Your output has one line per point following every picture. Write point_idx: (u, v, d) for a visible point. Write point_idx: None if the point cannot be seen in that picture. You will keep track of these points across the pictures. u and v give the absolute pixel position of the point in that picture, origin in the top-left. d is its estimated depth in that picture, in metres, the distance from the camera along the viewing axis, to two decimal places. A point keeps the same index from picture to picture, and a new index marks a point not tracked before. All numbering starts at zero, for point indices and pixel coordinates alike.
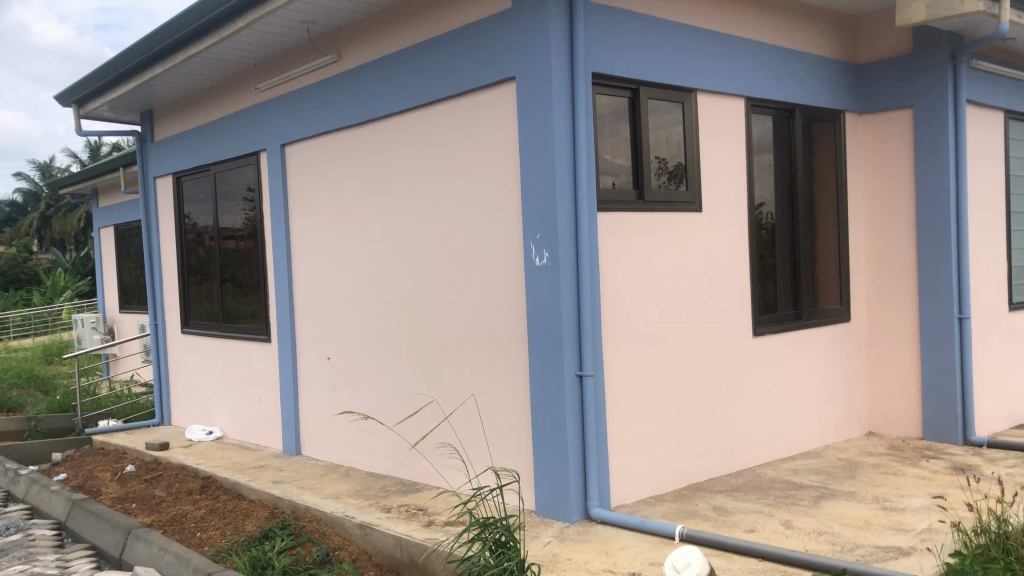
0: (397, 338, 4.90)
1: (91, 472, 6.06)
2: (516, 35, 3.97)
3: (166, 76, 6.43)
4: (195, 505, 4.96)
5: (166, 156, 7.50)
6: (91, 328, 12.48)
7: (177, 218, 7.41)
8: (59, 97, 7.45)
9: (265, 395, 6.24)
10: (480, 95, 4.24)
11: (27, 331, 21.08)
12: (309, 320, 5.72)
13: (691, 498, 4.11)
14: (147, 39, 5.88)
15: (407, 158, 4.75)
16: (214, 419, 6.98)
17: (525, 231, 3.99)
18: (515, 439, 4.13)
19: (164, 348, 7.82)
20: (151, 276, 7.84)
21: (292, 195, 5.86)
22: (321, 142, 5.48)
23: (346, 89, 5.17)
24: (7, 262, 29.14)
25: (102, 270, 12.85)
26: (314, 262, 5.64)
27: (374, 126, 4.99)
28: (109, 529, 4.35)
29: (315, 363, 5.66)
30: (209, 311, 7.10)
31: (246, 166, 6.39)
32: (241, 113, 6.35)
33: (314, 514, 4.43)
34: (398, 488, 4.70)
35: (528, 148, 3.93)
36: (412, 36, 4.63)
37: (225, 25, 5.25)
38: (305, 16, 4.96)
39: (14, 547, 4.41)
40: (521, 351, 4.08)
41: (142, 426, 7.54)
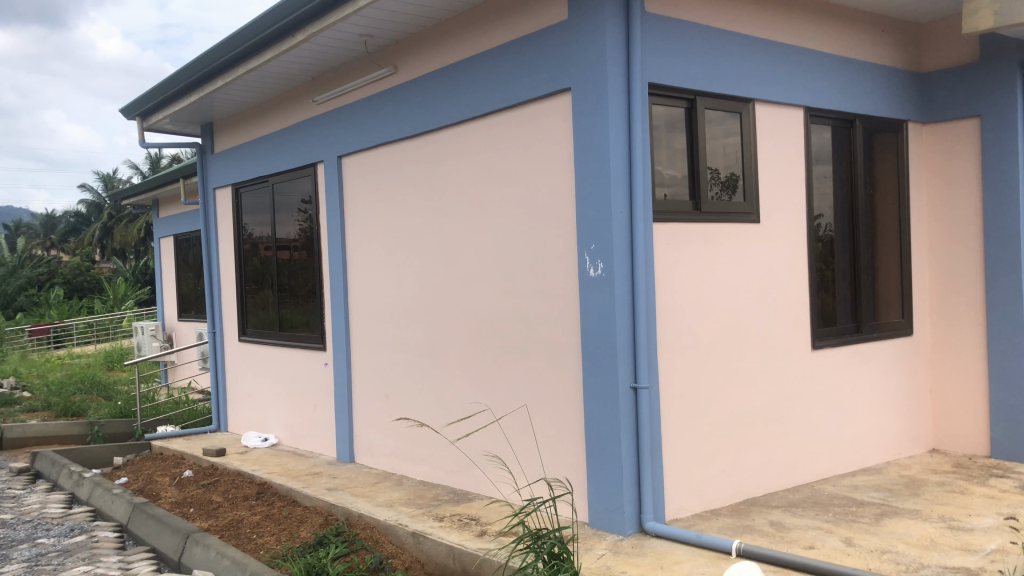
0: (451, 349, 4.92)
1: (151, 477, 6.19)
2: (573, 46, 3.97)
3: (226, 89, 6.58)
4: (251, 510, 5.03)
5: (226, 167, 7.67)
6: (151, 336, 12.81)
7: (235, 228, 7.57)
8: (124, 110, 7.68)
9: (320, 403, 6.32)
10: (535, 106, 4.25)
11: (89, 338, 21.73)
12: (364, 329, 5.77)
13: (747, 513, 4.04)
14: (209, 53, 6.03)
15: (462, 169, 4.78)
16: (269, 425, 7.09)
17: (579, 241, 3.99)
18: (568, 451, 4.11)
19: (222, 356, 7.98)
20: (210, 285, 8.01)
21: (348, 206, 5.94)
22: (377, 154, 5.55)
23: (402, 101, 5.22)
24: (71, 271, 30.07)
25: (162, 279, 13.18)
26: (369, 272, 5.70)
27: (430, 137, 5.03)
28: (169, 532, 4.44)
29: (369, 372, 5.71)
30: (265, 319, 7.22)
31: (303, 177, 6.50)
32: (299, 126, 6.46)
33: (368, 521, 4.46)
34: (451, 497, 4.71)
35: (584, 159, 3.93)
36: (468, 48, 4.67)
37: (284, 39, 5.35)
38: (364, 29, 5.04)
39: (79, 548, 4.53)
40: (575, 363, 4.06)
41: (199, 432, 7.69)
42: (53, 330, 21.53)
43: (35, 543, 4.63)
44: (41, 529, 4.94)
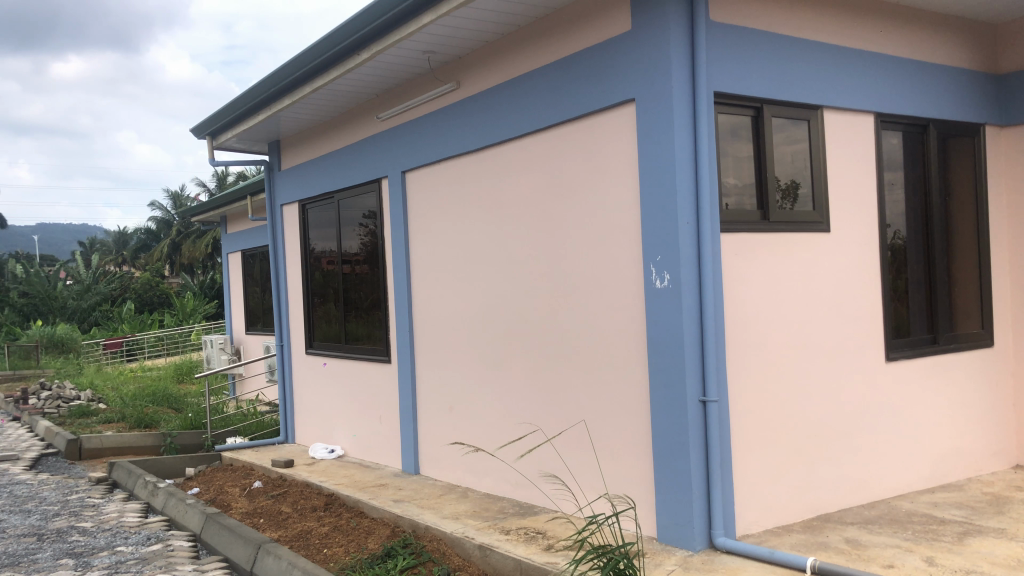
0: (514, 362, 4.94)
1: (222, 487, 6.33)
2: (637, 57, 3.95)
3: (293, 108, 6.73)
4: (320, 522, 5.10)
5: (292, 184, 7.82)
6: (220, 348, 13.14)
7: (302, 244, 7.72)
8: (195, 130, 7.91)
9: (386, 415, 6.38)
10: (599, 118, 4.24)
11: (160, 351, 22.40)
12: (428, 342, 5.82)
13: (821, 530, 3.94)
14: (276, 74, 6.18)
15: (525, 183, 4.80)
16: (336, 437, 7.18)
17: (644, 252, 3.96)
18: (634, 464, 4.07)
19: (289, 368, 8.13)
20: (278, 299, 8.17)
21: (411, 220, 6.00)
22: (441, 168, 5.61)
23: (465, 116, 5.27)
24: (142, 286, 31.08)
25: (230, 293, 13.51)
26: (434, 285, 5.75)
27: (492, 151, 5.06)
28: (242, 542, 4.52)
29: (434, 385, 5.75)
30: (331, 333, 7.33)
31: (368, 192, 6.60)
32: (363, 142, 6.57)
33: (434, 533, 4.48)
34: (516, 510, 4.70)
35: (649, 169, 3.90)
36: (531, 61, 4.69)
37: (349, 57, 5.44)
38: (427, 46, 5.11)
39: (156, 556, 4.64)
40: (642, 376, 4.02)
41: (267, 444, 7.84)
42: (126, 343, 22.25)
43: (115, 551, 4.77)
44: (120, 538, 5.08)
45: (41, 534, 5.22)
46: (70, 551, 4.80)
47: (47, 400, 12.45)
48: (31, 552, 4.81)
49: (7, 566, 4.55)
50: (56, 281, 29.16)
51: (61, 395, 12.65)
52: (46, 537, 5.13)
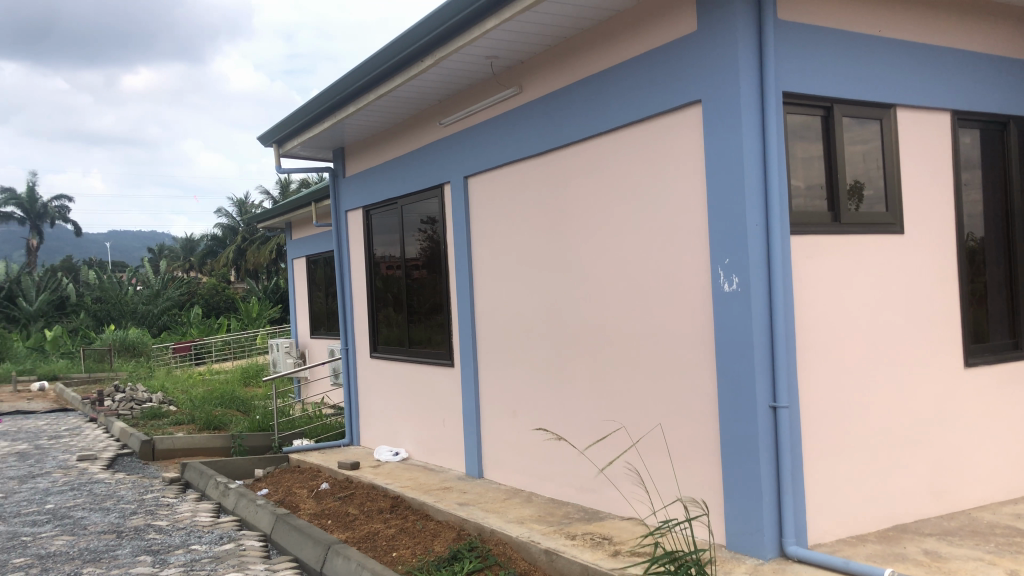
0: (578, 366, 4.93)
1: (290, 488, 6.45)
2: (703, 58, 3.91)
3: (358, 116, 6.83)
4: (386, 523, 5.16)
5: (357, 190, 7.94)
6: (286, 352, 13.40)
7: (366, 250, 7.82)
8: (263, 139, 8.10)
9: (450, 418, 6.42)
10: (664, 119, 4.21)
11: (227, 355, 22.94)
12: (491, 345, 5.84)
13: (898, 540, 3.83)
14: (342, 81, 6.28)
15: (589, 187, 4.79)
16: (400, 441, 7.25)
17: (712, 256, 3.91)
18: (702, 471, 4.01)
19: (355, 372, 8.24)
20: (343, 304, 8.30)
21: (474, 225, 6.04)
22: (504, 172, 5.63)
23: (529, 121, 5.28)
24: (210, 291, 31.88)
25: (295, 298, 13.76)
26: (497, 289, 5.77)
27: (556, 155, 5.06)
28: (312, 543, 4.59)
29: (497, 389, 5.77)
30: (395, 336, 7.40)
31: (431, 198, 6.67)
32: (426, 148, 6.64)
33: (500, 537, 4.49)
34: (582, 515, 4.68)
35: (716, 172, 3.86)
36: (594, 64, 4.68)
37: (413, 64, 5.50)
38: (491, 51, 5.13)
39: (229, 555, 4.75)
40: (709, 381, 3.97)
41: (333, 446, 7.96)
42: (195, 347, 22.86)
43: (189, 549, 4.90)
44: (194, 537, 5.22)
45: (120, 532, 5.40)
46: (147, 548, 4.95)
47: (121, 403, 12.86)
48: (111, 549, 4.97)
49: (88, 561, 4.71)
50: (128, 286, 30.14)
51: (134, 398, 13.06)
52: (125, 535, 5.30)
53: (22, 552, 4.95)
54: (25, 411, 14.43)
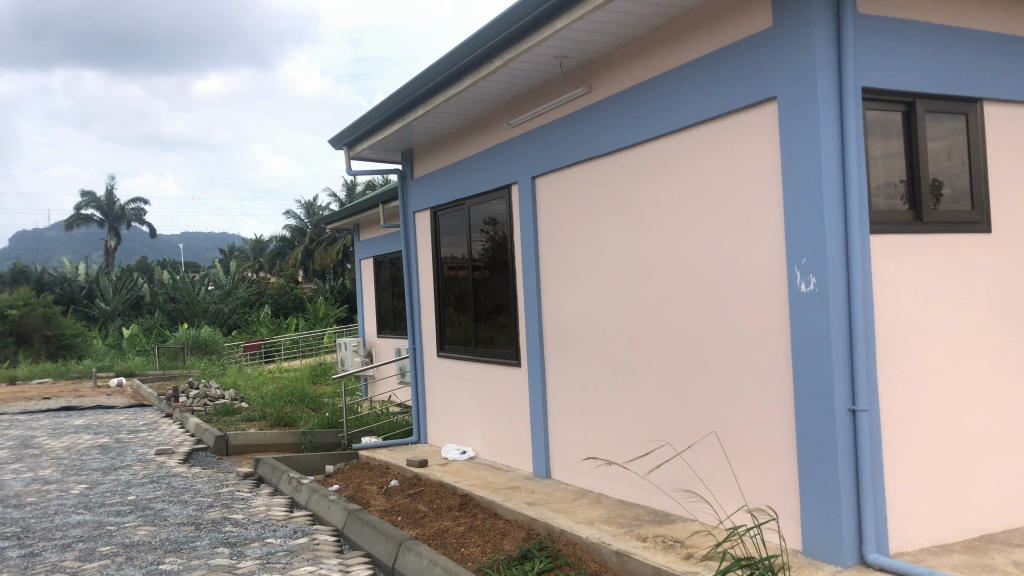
0: (647, 367, 4.89)
1: (360, 485, 6.55)
2: (779, 55, 3.83)
3: (426, 117, 6.90)
4: (455, 521, 5.20)
5: (424, 191, 8.02)
6: (353, 351, 13.61)
7: (433, 251, 7.89)
8: (334, 141, 8.25)
9: (517, 418, 6.44)
10: (738, 118, 4.15)
11: (296, 353, 23.41)
12: (559, 346, 5.84)
13: (985, 551, 3.69)
14: (411, 84, 6.35)
15: (660, 187, 4.75)
16: (467, 439, 7.30)
17: (788, 255, 3.84)
18: (778, 475, 3.94)
19: (422, 370, 8.33)
20: (411, 303, 8.39)
21: (542, 225, 6.05)
22: (572, 172, 5.62)
23: (597, 120, 5.27)
24: (279, 291, 32.57)
25: (362, 297, 13.97)
26: (565, 290, 5.76)
27: (626, 154, 5.03)
28: (384, 538, 4.66)
29: (565, 390, 5.76)
30: (462, 336, 7.44)
31: (498, 199, 6.69)
32: (494, 148, 6.66)
33: (570, 537, 4.48)
34: (652, 518, 4.64)
35: (793, 170, 3.78)
36: (665, 62, 4.64)
37: (482, 65, 5.53)
38: (560, 51, 5.13)
39: (303, 549, 4.85)
40: (785, 383, 3.89)
41: (401, 443, 8.05)
42: (264, 346, 23.43)
43: (265, 542, 5.02)
44: (269, 530, 5.34)
45: (199, 524, 5.56)
46: (225, 540, 5.09)
47: (195, 399, 13.25)
48: (190, 540, 5.13)
49: (170, 552, 4.86)
50: (201, 286, 31.05)
51: (208, 395, 13.43)
52: (204, 527, 5.46)
53: (108, 541, 5.14)
54: (105, 406, 15.00)
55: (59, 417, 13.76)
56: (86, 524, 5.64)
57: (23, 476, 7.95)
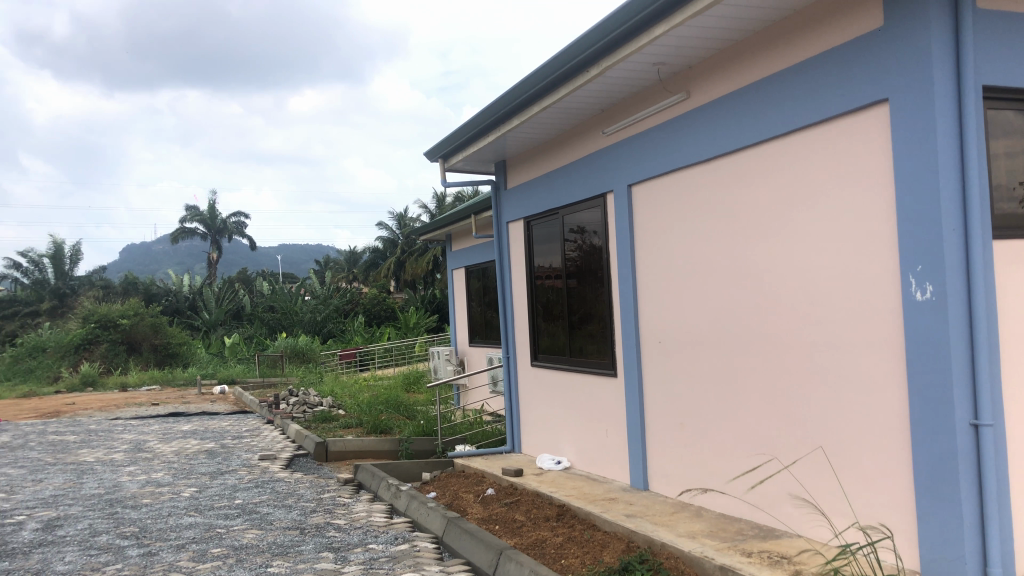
0: (749, 379, 4.78)
1: (457, 493, 6.60)
2: (891, 54, 3.70)
3: (520, 128, 6.95)
4: (554, 531, 5.19)
5: (518, 202, 8.06)
6: (446, 360, 13.78)
7: (526, 260, 7.91)
8: (429, 155, 8.41)
9: (613, 428, 6.38)
10: (846, 121, 4.02)
11: (388, 362, 23.90)
12: (656, 356, 5.77)
13: None
14: (506, 95, 6.42)
15: (763, 193, 4.63)
16: (562, 449, 7.28)
17: (902, 263, 3.69)
18: (893, 491, 3.78)
19: (515, 380, 8.35)
20: (504, 313, 8.43)
21: (638, 234, 5.99)
22: (669, 179, 5.57)
23: (696, 127, 5.20)
24: (372, 301, 33.29)
25: (454, 307, 14.13)
26: (662, 299, 5.70)
27: (727, 159, 4.93)
28: (484, 547, 4.68)
29: (663, 401, 5.68)
30: (556, 345, 7.43)
31: (592, 208, 6.67)
32: (589, 157, 6.64)
33: (671, 551, 4.40)
34: (756, 532, 4.52)
35: (907, 174, 3.64)
36: (768, 65, 4.54)
37: (579, 74, 5.52)
38: (657, 58, 5.09)
39: (405, 556, 4.92)
40: (900, 396, 3.73)
41: (495, 452, 8.09)
42: (359, 355, 24.05)
43: (368, 548, 5.11)
44: (371, 536, 5.43)
45: (303, 528, 5.71)
46: (329, 545, 5.21)
47: (295, 407, 13.65)
48: (295, 544, 5.27)
49: (277, 555, 5.00)
50: (298, 296, 32.03)
51: (306, 402, 13.82)
52: (308, 531, 5.60)
53: (219, 543, 5.33)
54: (211, 412, 15.60)
55: (169, 422, 14.40)
56: (197, 526, 5.87)
57: (139, 479, 8.33)
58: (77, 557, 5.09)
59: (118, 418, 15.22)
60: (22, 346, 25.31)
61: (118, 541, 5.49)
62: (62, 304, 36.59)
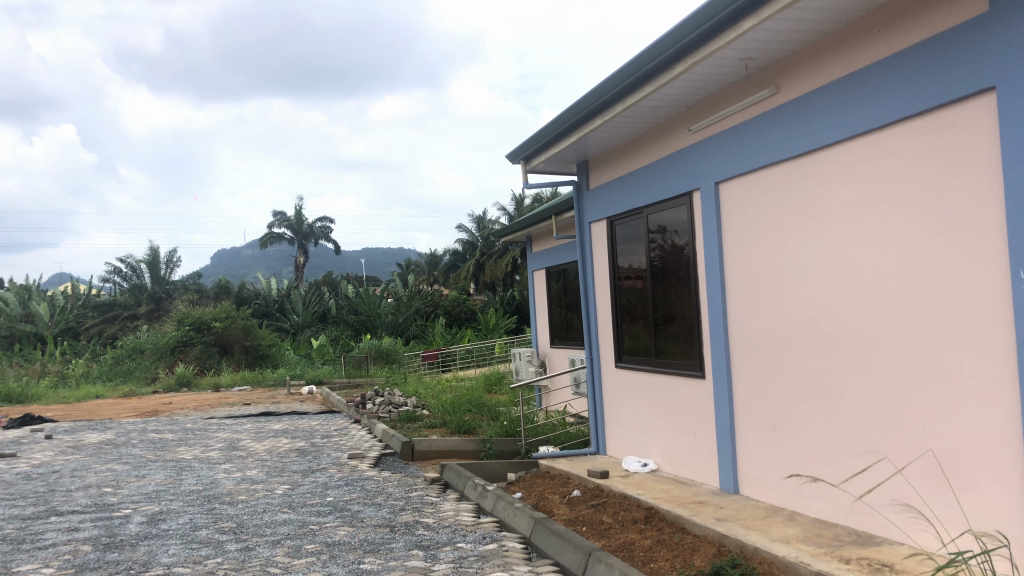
0: (844, 380, 4.65)
1: (543, 494, 6.60)
2: (998, 40, 3.53)
3: (603, 128, 6.91)
4: (642, 534, 5.13)
5: (600, 202, 8.02)
6: (528, 361, 13.80)
7: (609, 261, 7.85)
8: (510, 157, 8.45)
9: (700, 430, 6.27)
10: (948, 111, 3.86)
11: (470, 363, 24.14)
12: (745, 357, 5.65)
13: None
14: (589, 95, 6.39)
15: (860, 187, 4.47)
16: (648, 451, 7.20)
17: (1012, 258, 3.51)
18: (1004, 499, 3.60)
19: (599, 381, 8.30)
20: (587, 314, 8.39)
21: (725, 232, 5.88)
22: (758, 176, 5.45)
23: (786, 122, 5.08)
24: (452, 302, 33.63)
25: (535, 308, 14.14)
26: (751, 299, 5.58)
27: (821, 153, 4.79)
28: (573, 548, 4.66)
29: (754, 403, 5.55)
30: (641, 346, 7.34)
31: (678, 207, 6.58)
32: (674, 155, 6.56)
33: (765, 556, 4.30)
34: (854, 539, 4.37)
35: (1016, 166, 3.46)
36: (862, 57, 4.41)
37: (663, 72, 5.45)
38: (745, 53, 4.99)
39: (493, 555, 4.95)
40: (1011, 398, 3.56)
41: (580, 454, 8.06)
42: (441, 356, 24.38)
43: (457, 547, 5.16)
44: (460, 535, 5.48)
45: (393, 526, 5.80)
46: (419, 543, 5.28)
47: (380, 406, 13.90)
48: (387, 541, 5.36)
49: (369, 552, 5.10)
50: (382, 298, 32.60)
51: (391, 402, 14.06)
52: (398, 529, 5.69)
53: (313, 539, 5.46)
54: (300, 412, 16.01)
55: (261, 421, 14.85)
56: (292, 522, 6.03)
57: (235, 476, 8.62)
58: (180, 550, 5.29)
59: (212, 417, 15.79)
60: (123, 349, 26.50)
61: (217, 535, 5.69)
62: (158, 308, 38.10)
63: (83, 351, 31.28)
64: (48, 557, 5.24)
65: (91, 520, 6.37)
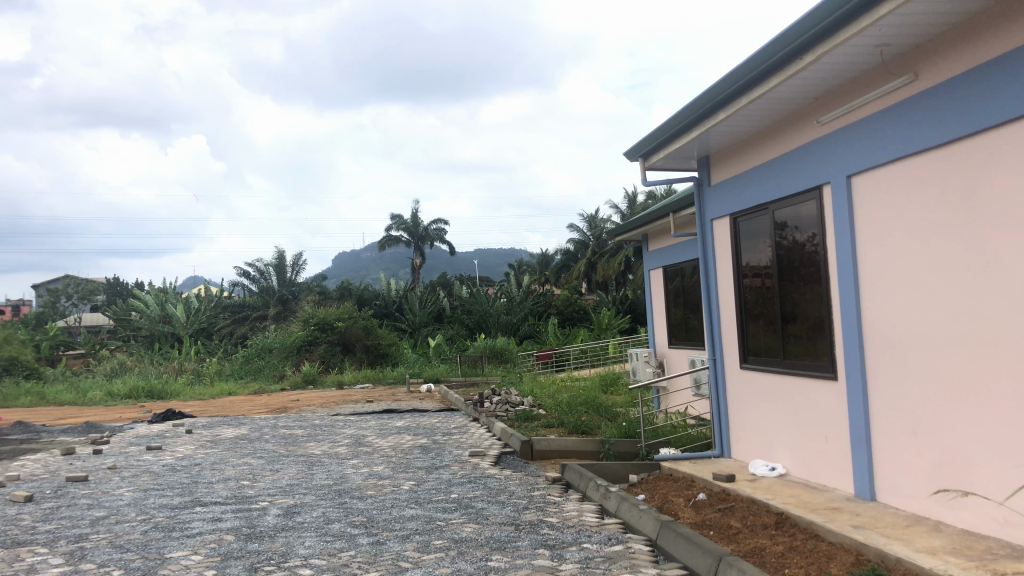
0: (993, 385, 4.35)
1: (667, 497, 6.51)
2: None
3: (725, 123, 6.75)
4: (773, 540, 4.98)
5: (723, 198, 7.83)
6: (646, 361, 13.62)
7: (733, 258, 7.65)
8: (628, 154, 8.37)
9: (833, 434, 6.03)
10: None
11: (584, 362, 24.05)
12: (882, 360, 5.39)
13: None
14: (712, 90, 6.27)
15: (1007, 179, 4.20)
16: (776, 455, 6.97)
17: None
18: None
19: (722, 383, 8.10)
20: (710, 313, 8.20)
21: (858, 229, 5.63)
22: (894, 168, 5.20)
23: (924, 111, 4.82)
24: (565, 302, 33.57)
25: (652, 308, 13.94)
26: (887, 299, 5.32)
27: (963, 144, 4.51)
28: (702, 552, 4.57)
29: (892, 405, 5.29)
30: (767, 345, 7.11)
31: (806, 202, 6.34)
32: (801, 149, 6.33)
33: (909, 567, 4.09)
34: (1009, 552, 4.08)
35: None
36: (1007, 39, 4.14)
37: (791, 63, 5.28)
38: (880, 39, 4.77)
39: (620, 557, 4.91)
40: None
41: (704, 457, 7.89)
42: (555, 356, 24.49)
43: (582, 547, 5.15)
44: (584, 535, 5.47)
45: (517, 524, 5.85)
46: (544, 542, 5.30)
47: (498, 405, 14.04)
48: (512, 539, 5.40)
49: (496, 549, 5.16)
50: (496, 299, 32.96)
51: (509, 401, 14.18)
52: (522, 528, 5.73)
53: (440, 535, 5.57)
54: (420, 409, 16.38)
55: (384, 418, 15.25)
56: (419, 518, 6.17)
57: (362, 471, 8.89)
58: (315, 542, 5.50)
59: (338, 414, 16.36)
60: (254, 348, 27.82)
61: (349, 529, 5.88)
62: (285, 309, 39.82)
63: (217, 350, 33.08)
64: (195, 545, 5.55)
65: (232, 511, 6.71)
